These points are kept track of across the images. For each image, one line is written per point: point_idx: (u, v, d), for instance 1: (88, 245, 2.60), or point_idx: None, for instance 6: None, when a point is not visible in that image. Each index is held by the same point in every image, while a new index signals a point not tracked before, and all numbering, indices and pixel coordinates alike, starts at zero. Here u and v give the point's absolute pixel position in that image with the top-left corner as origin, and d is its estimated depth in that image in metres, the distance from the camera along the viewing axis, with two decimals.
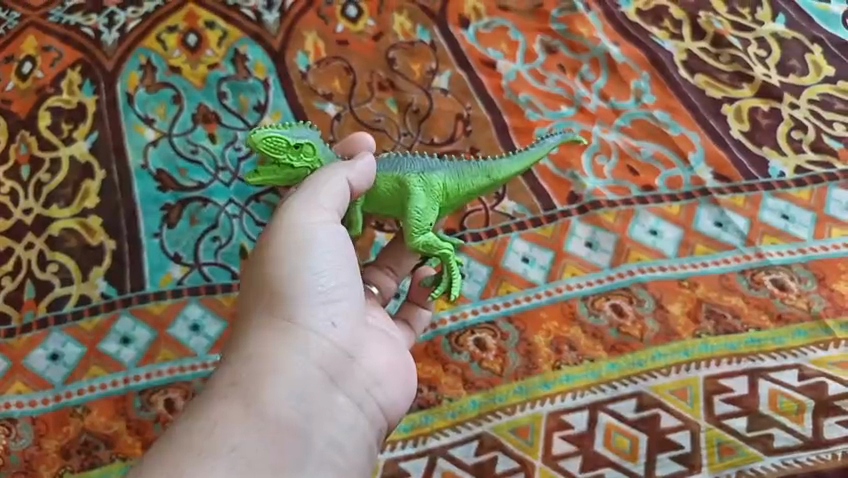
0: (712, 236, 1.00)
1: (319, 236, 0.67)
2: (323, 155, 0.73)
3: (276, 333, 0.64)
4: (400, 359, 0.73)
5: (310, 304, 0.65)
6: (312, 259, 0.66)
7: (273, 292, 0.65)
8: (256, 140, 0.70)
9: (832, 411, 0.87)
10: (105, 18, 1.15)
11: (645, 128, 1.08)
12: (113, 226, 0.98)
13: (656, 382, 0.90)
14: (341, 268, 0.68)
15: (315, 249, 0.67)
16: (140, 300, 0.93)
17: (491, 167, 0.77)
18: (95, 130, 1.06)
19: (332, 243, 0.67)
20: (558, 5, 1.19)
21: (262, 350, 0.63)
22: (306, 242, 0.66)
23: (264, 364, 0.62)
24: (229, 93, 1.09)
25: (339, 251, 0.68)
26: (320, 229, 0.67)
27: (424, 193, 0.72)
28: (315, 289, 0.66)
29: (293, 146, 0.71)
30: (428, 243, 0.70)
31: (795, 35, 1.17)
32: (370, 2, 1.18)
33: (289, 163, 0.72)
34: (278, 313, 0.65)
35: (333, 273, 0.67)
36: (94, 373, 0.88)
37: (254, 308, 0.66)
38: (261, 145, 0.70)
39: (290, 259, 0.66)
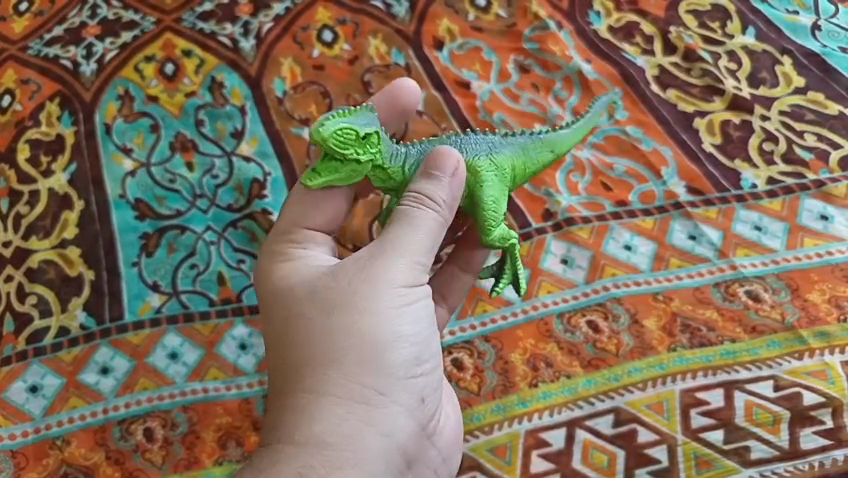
0: (686, 249, 1.01)
1: (410, 296, 0.61)
2: (386, 146, 0.64)
3: (360, 411, 0.58)
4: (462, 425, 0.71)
5: (398, 378, 0.60)
6: (401, 325, 0.60)
7: (354, 361, 0.59)
8: (342, 131, 0.59)
9: (808, 421, 0.88)
10: (82, 49, 1.17)
11: (616, 143, 1.10)
12: (92, 257, 1.00)
13: (632, 397, 0.91)
14: (430, 333, 0.63)
15: (412, 311, 0.61)
16: (119, 330, 0.95)
17: (553, 140, 0.73)
18: (74, 161, 1.07)
19: (421, 305, 0.62)
20: (531, 24, 1.21)
21: (347, 431, 0.57)
22: (400, 301, 0.61)
23: (349, 450, 0.57)
24: (206, 120, 1.10)
25: (429, 314, 0.63)
26: (415, 286, 0.62)
27: (497, 178, 0.67)
28: (406, 360, 0.60)
29: (361, 136, 0.61)
30: (503, 236, 0.67)
31: (764, 47, 1.19)
32: (345, 26, 1.20)
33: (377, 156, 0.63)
34: (365, 386, 0.58)
35: (422, 336, 0.62)
36: (73, 403, 0.90)
37: (329, 376, 0.59)
38: (345, 141, 0.60)
39: (379, 325, 0.59)
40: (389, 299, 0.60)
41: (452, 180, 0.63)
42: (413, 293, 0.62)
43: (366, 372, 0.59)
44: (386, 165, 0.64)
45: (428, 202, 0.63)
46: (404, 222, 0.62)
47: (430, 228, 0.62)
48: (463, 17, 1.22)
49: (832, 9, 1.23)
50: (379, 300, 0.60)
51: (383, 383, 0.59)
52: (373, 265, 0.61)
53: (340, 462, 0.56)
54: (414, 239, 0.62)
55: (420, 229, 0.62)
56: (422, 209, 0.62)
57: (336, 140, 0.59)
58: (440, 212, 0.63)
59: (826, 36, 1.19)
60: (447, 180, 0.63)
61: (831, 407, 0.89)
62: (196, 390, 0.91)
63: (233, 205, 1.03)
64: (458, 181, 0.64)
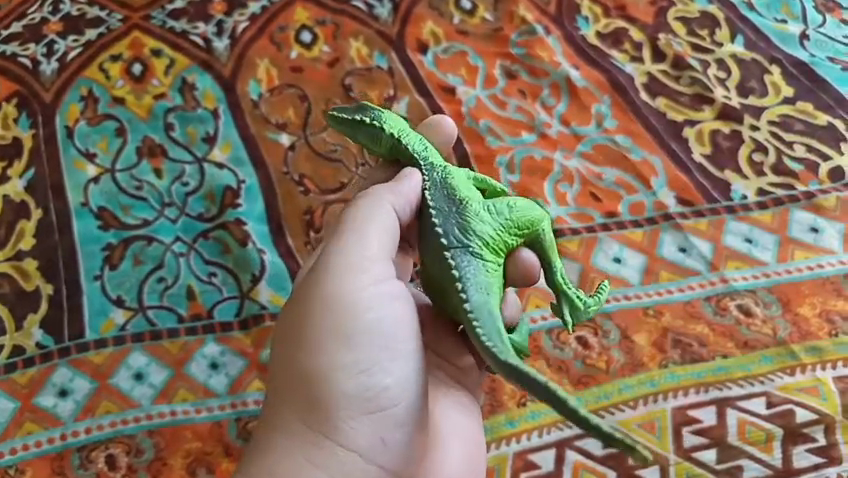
0: (676, 262, 0.98)
1: (374, 324, 0.60)
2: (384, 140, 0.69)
3: (309, 447, 0.57)
4: (457, 466, 0.67)
5: (346, 412, 0.58)
6: (362, 356, 0.59)
7: (313, 394, 0.58)
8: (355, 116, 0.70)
9: (801, 438, 0.86)
10: (43, 47, 1.10)
11: (605, 153, 1.07)
12: (50, 269, 0.93)
13: (623, 416, 0.88)
14: (389, 360, 0.60)
15: (362, 338, 0.60)
16: (79, 349, 0.88)
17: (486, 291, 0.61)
18: (32, 166, 1.00)
19: (387, 333, 0.61)
20: (517, 29, 1.17)
21: (295, 470, 0.57)
22: (347, 327, 0.60)
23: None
24: (176, 124, 1.04)
25: (385, 339, 0.61)
26: (365, 307, 0.60)
27: None
28: (354, 391, 0.59)
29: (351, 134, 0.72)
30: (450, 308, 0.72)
31: (752, 56, 1.17)
32: (325, 27, 1.15)
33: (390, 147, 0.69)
34: (312, 422, 0.58)
35: (376, 364, 0.60)
36: (29, 429, 0.83)
37: (279, 414, 0.59)
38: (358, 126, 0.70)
39: (322, 357, 0.59)
40: (333, 326, 0.59)
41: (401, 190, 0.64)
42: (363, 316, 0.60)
43: (311, 407, 0.58)
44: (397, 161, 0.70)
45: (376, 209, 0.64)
46: (361, 241, 0.62)
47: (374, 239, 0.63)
48: (448, 20, 1.18)
49: (820, 18, 1.21)
50: (321, 330, 0.59)
51: (332, 417, 0.58)
52: (338, 292, 0.60)
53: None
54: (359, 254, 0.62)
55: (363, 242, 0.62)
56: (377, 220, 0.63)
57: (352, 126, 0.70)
58: (388, 217, 0.64)
59: (813, 46, 1.18)
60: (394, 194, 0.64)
61: (824, 424, 0.87)
62: (163, 413, 0.85)
63: (204, 214, 0.97)
64: (408, 188, 0.65)
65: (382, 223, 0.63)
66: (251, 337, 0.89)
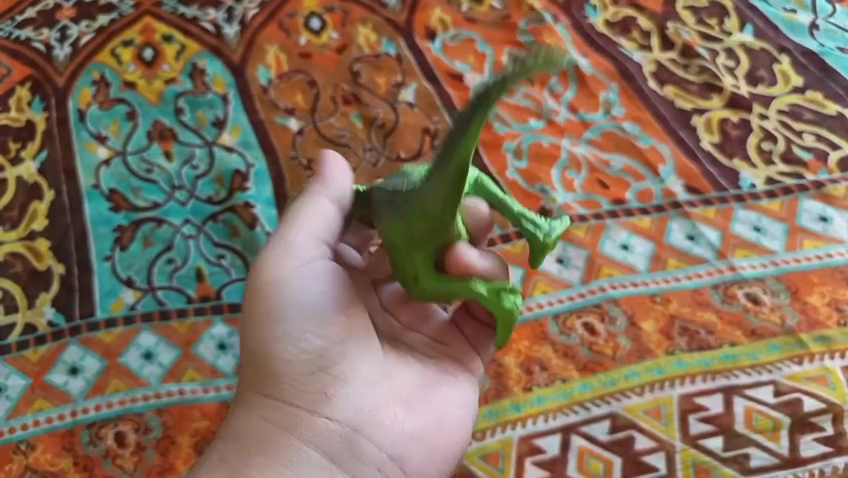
0: (684, 250, 0.98)
1: (318, 286, 0.62)
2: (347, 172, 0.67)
3: (260, 410, 0.61)
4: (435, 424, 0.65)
5: (295, 375, 0.61)
6: (307, 320, 0.61)
7: (265, 361, 0.61)
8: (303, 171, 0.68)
9: (808, 427, 0.85)
10: (56, 32, 1.11)
11: (614, 140, 1.06)
12: (62, 250, 0.94)
13: (629, 402, 0.87)
14: (338, 325, 0.62)
15: (301, 308, 0.61)
16: (89, 328, 0.89)
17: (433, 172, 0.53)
18: (44, 149, 1.02)
19: (334, 295, 0.63)
20: (526, 17, 1.17)
21: (248, 429, 0.60)
22: (286, 301, 0.61)
23: (252, 446, 0.59)
24: (186, 108, 1.05)
25: (327, 305, 0.62)
26: (312, 280, 0.62)
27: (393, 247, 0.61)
28: (297, 356, 0.61)
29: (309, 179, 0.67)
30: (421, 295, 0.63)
31: (762, 45, 1.16)
32: (333, 14, 1.15)
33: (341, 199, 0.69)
34: (266, 388, 0.61)
35: (316, 329, 0.62)
36: (39, 406, 0.84)
37: (239, 387, 0.63)
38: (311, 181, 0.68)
39: (266, 329, 0.61)
40: (271, 300, 0.62)
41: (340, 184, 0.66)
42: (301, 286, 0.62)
43: (265, 375, 0.61)
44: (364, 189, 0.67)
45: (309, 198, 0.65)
46: (305, 220, 0.63)
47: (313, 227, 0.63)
48: (457, 8, 1.18)
49: (830, 8, 1.20)
50: (263, 306, 0.62)
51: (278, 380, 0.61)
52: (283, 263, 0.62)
53: (246, 457, 0.59)
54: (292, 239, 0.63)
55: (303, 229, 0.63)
56: (313, 201, 0.64)
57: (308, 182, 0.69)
58: (333, 208, 0.64)
59: (823, 36, 1.17)
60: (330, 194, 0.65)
61: (831, 413, 0.86)
62: (171, 392, 0.85)
63: (213, 198, 0.98)
64: (334, 173, 0.66)
65: (327, 213, 0.64)
66: None
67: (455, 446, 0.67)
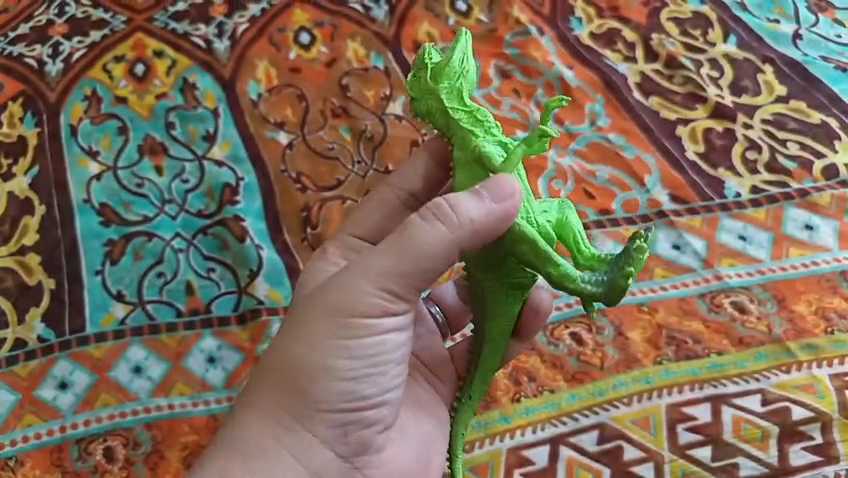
0: (670, 259, 0.98)
1: (378, 329, 0.58)
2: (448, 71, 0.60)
3: (281, 433, 0.59)
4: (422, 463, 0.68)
5: (320, 411, 0.59)
6: (352, 359, 0.58)
7: (295, 383, 0.59)
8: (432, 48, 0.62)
9: (796, 436, 0.85)
10: (48, 48, 1.13)
11: (600, 151, 1.07)
12: (52, 265, 0.95)
13: (617, 412, 0.88)
14: (380, 369, 0.60)
15: (355, 346, 0.58)
16: (79, 343, 0.90)
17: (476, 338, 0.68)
18: (36, 164, 1.02)
19: (388, 339, 0.59)
20: (512, 30, 1.19)
21: (261, 448, 0.60)
22: (343, 333, 0.58)
23: (258, 463, 0.59)
24: (177, 123, 1.06)
25: (383, 350, 0.59)
26: (374, 323, 0.58)
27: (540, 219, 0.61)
28: (336, 395, 0.58)
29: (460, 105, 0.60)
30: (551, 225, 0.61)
31: (746, 56, 1.17)
32: (322, 29, 1.17)
33: (456, 121, 0.60)
34: (288, 410, 0.59)
35: (364, 374, 0.59)
36: (29, 421, 0.85)
37: (258, 392, 0.61)
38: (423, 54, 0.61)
39: (312, 356, 0.58)
40: (327, 328, 0.58)
41: (479, 214, 0.55)
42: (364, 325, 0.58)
43: (291, 398, 0.59)
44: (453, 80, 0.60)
45: (433, 220, 0.56)
46: (405, 253, 0.56)
47: (402, 265, 0.57)
48: (444, 21, 1.19)
49: (813, 18, 1.21)
50: (320, 329, 0.58)
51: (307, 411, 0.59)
52: (350, 291, 0.57)
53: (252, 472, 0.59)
54: (381, 276, 0.57)
55: (404, 268, 0.57)
56: (432, 229, 0.56)
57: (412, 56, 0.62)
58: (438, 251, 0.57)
59: (807, 45, 1.18)
60: (450, 227, 0.56)
61: (820, 422, 0.86)
62: (161, 406, 0.86)
63: (203, 211, 0.99)
64: (460, 218, 0.56)
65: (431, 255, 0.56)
66: (248, 331, 0.90)
67: None
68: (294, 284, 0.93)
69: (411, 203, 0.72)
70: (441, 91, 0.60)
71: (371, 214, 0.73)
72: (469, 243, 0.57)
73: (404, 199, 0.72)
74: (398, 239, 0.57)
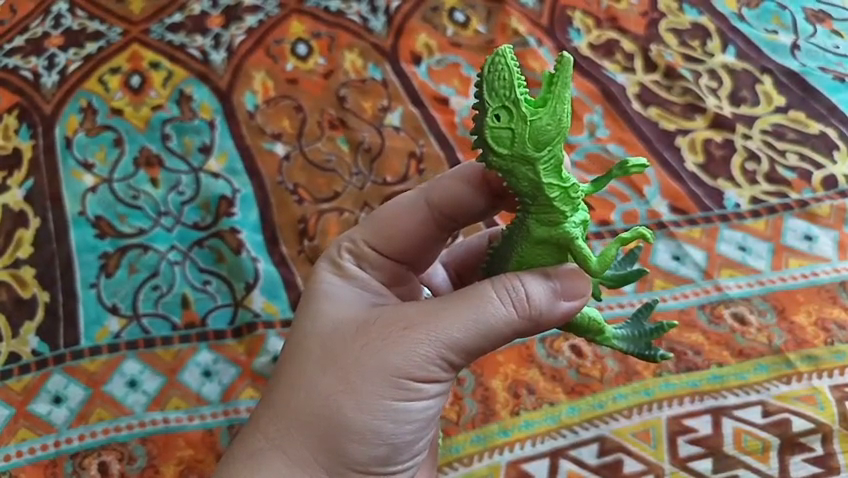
0: (670, 270, 0.98)
1: (424, 397, 0.58)
2: (543, 133, 0.54)
3: None
4: None
5: (352, 468, 0.58)
6: (395, 425, 0.57)
7: (332, 439, 0.57)
8: (524, 92, 0.54)
9: (797, 448, 0.85)
10: (44, 60, 1.12)
11: (598, 162, 1.07)
12: (47, 278, 0.94)
13: (617, 425, 0.87)
14: (417, 433, 0.59)
15: (401, 413, 0.57)
16: (73, 357, 0.89)
17: None
18: (30, 177, 1.02)
19: (429, 406, 0.59)
20: (510, 41, 1.19)
21: None
22: (392, 398, 0.56)
23: None
24: (173, 134, 1.06)
25: (424, 417, 0.59)
26: (423, 391, 0.57)
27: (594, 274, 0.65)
28: (376, 458, 0.58)
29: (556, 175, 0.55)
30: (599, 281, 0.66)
31: (744, 66, 1.17)
32: (320, 40, 1.17)
33: (549, 199, 0.56)
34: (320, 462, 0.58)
35: (403, 438, 0.58)
36: (22, 436, 0.84)
37: (288, 435, 0.58)
38: (518, 105, 0.53)
39: (361, 418, 0.56)
40: (383, 394, 0.56)
41: (550, 308, 0.57)
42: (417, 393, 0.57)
43: (326, 451, 0.57)
44: (549, 141, 0.54)
45: (507, 302, 0.56)
46: (471, 329, 0.56)
47: (466, 341, 0.56)
48: (442, 33, 1.19)
49: (811, 29, 1.21)
50: (371, 392, 0.56)
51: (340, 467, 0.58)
52: (411, 359, 0.56)
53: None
54: (445, 349, 0.56)
55: (469, 345, 0.56)
56: (502, 308, 0.56)
57: (501, 98, 0.53)
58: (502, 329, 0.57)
59: (805, 56, 1.18)
60: (522, 314, 0.56)
61: (820, 433, 0.85)
62: (156, 420, 0.85)
63: (199, 223, 0.98)
64: (532, 304, 0.56)
65: (495, 334, 0.57)
66: (244, 344, 0.90)
67: None
68: (291, 297, 0.93)
69: (440, 221, 0.68)
70: (539, 163, 0.54)
71: (395, 223, 0.68)
72: (529, 327, 0.58)
73: (442, 222, 0.68)
74: (468, 313, 0.56)
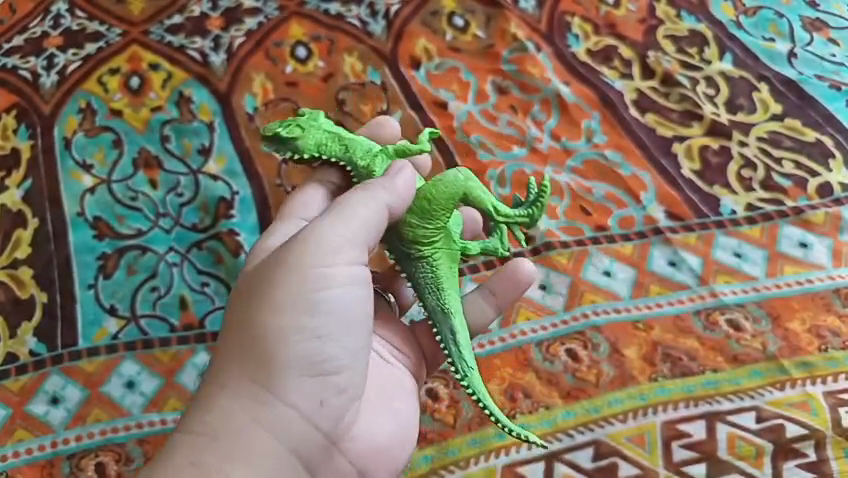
0: (666, 276, 0.99)
1: (340, 287, 0.60)
2: (314, 117, 0.69)
3: (255, 406, 0.57)
4: (394, 440, 0.68)
5: (292, 376, 0.58)
6: (319, 318, 0.59)
7: (262, 350, 0.58)
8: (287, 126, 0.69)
9: (791, 453, 0.85)
10: (43, 60, 1.12)
11: (596, 168, 1.08)
12: (45, 278, 0.94)
13: (612, 429, 0.87)
14: (344, 330, 0.60)
15: (319, 306, 0.59)
16: (71, 357, 0.89)
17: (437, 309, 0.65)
18: (29, 177, 1.02)
19: (350, 298, 0.61)
20: (509, 46, 1.19)
21: (236, 430, 0.57)
22: (305, 294, 0.58)
23: (234, 445, 0.56)
24: (172, 136, 1.06)
25: (346, 310, 0.60)
26: (335, 280, 0.59)
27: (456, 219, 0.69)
28: (308, 357, 0.58)
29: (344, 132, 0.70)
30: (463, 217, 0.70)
31: (741, 74, 1.18)
32: (319, 43, 1.17)
33: (354, 140, 0.69)
34: (259, 382, 0.58)
35: (330, 333, 0.59)
36: (19, 436, 0.84)
37: (229, 368, 0.58)
38: (289, 122, 0.68)
39: (282, 320, 0.58)
40: (298, 291, 0.58)
41: (398, 181, 0.63)
42: (333, 285, 0.59)
43: (260, 367, 0.58)
44: (325, 121, 0.70)
45: (367, 185, 0.62)
46: (347, 210, 0.61)
47: (354, 224, 0.60)
48: (441, 37, 1.20)
49: (808, 37, 1.22)
50: (282, 291, 0.58)
51: (282, 378, 0.58)
52: (311, 250, 0.59)
53: (230, 458, 0.55)
54: (338, 233, 0.60)
55: (358, 224, 0.60)
56: (365, 190, 0.62)
57: (276, 128, 0.67)
58: (376, 207, 0.61)
59: (802, 64, 1.19)
60: (384, 189, 0.62)
61: (814, 439, 0.86)
62: (154, 421, 0.85)
63: (197, 225, 0.99)
64: (394, 182, 0.63)
65: (372, 210, 0.61)
66: None
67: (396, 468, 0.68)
68: None
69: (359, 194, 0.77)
70: (326, 126, 0.69)
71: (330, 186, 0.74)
72: (401, 201, 0.63)
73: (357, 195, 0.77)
74: (345, 205, 0.61)
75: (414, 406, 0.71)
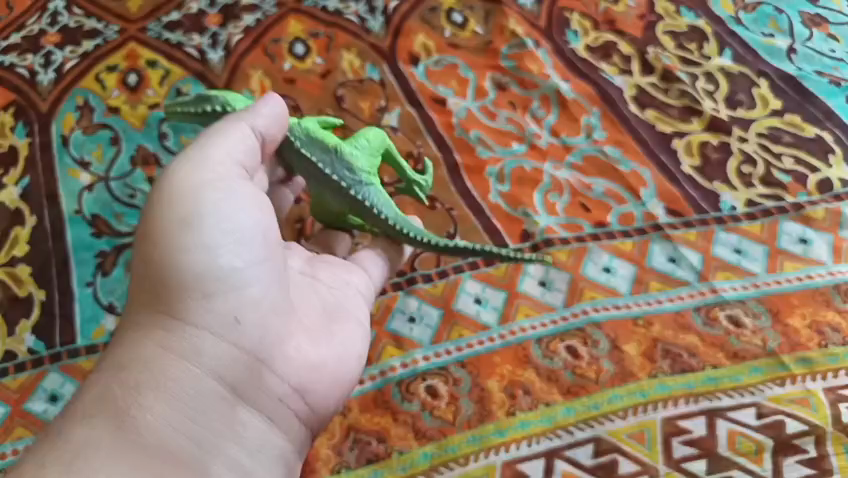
0: (666, 273, 0.98)
1: (222, 206, 0.66)
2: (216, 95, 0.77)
3: (164, 330, 0.62)
4: (332, 356, 0.70)
5: (193, 293, 0.63)
6: (206, 233, 0.64)
7: (160, 276, 0.63)
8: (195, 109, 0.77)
9: (791, 449, 0.85)
10: (40, 58, 1.12)
11: (596, 164, 1.08)
12: (43, 276, 0.94)
13: (612, 426, 0.87)
14: (236, 242, 0.66)
15: (202, 224, 0.65)
16: (69, 355, 0.89)
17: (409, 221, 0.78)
18: (27, 175, 1.02)
19: (236, 215, 0.67)
20: (508, 42, 1.19)
21: (149, 357, 0.60)
22: (184, 219, 0.65)
23: (148, 370, 0.60)
24: (170, 133, 1.06)
25: (235, 225, 0.66)
26: (211, 200, 0.66)
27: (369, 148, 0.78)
28: (200, 271, 0.63)
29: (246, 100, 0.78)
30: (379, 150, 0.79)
31: (741, 69, 1.18)
32: (318, 40, 1.16)
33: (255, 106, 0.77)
34: (162, 311, 0.63)
35: (220, 245, 0.65)
36: (18, 434, 0.83)
37: (136, 310, 0.64)
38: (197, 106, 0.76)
39: (168, 246, 0.64)
40: (178, 214, 0.65)
41: (254, 106, 0.72)
42: (221, 198, 0.66)
43: (159, 295, 0.63)
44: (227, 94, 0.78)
45: (226, 120, 0.71)
46: (219, 142, 0.69)
47: (224, 153, 0.69)
48: (440, 34, 1.19)
49: (807, 32, 1.22)
50: (163, 221, 0.65)
51: (183, 299, 0.63)
52: (187, 181, 0.66)
53: (139, 388, 0.58)
54: (211, 164, 0.68)
55: (230, 152, 0.69)
56: (230, 124, 0.70)
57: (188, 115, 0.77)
58: (241, 135, 0.70)
59: (801, 60, 1.19)
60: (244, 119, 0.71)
61: (814, 436, 0.86)
62: None
63: None
64: (263, 110, 0.71)
65: (237, 137, 0.70)
66: None
67: (342, 381, 0.70)
68: None
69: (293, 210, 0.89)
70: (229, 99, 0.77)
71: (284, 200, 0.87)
72: (277, 126, 0.72)
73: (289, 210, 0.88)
74: (218, 129, 0.70)
75: (359, 325, 0.75)
